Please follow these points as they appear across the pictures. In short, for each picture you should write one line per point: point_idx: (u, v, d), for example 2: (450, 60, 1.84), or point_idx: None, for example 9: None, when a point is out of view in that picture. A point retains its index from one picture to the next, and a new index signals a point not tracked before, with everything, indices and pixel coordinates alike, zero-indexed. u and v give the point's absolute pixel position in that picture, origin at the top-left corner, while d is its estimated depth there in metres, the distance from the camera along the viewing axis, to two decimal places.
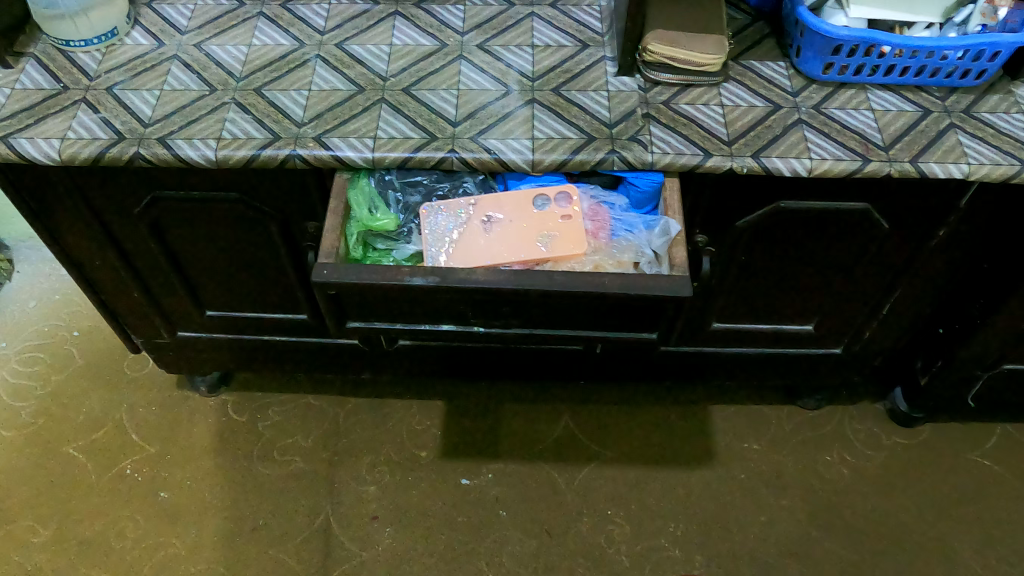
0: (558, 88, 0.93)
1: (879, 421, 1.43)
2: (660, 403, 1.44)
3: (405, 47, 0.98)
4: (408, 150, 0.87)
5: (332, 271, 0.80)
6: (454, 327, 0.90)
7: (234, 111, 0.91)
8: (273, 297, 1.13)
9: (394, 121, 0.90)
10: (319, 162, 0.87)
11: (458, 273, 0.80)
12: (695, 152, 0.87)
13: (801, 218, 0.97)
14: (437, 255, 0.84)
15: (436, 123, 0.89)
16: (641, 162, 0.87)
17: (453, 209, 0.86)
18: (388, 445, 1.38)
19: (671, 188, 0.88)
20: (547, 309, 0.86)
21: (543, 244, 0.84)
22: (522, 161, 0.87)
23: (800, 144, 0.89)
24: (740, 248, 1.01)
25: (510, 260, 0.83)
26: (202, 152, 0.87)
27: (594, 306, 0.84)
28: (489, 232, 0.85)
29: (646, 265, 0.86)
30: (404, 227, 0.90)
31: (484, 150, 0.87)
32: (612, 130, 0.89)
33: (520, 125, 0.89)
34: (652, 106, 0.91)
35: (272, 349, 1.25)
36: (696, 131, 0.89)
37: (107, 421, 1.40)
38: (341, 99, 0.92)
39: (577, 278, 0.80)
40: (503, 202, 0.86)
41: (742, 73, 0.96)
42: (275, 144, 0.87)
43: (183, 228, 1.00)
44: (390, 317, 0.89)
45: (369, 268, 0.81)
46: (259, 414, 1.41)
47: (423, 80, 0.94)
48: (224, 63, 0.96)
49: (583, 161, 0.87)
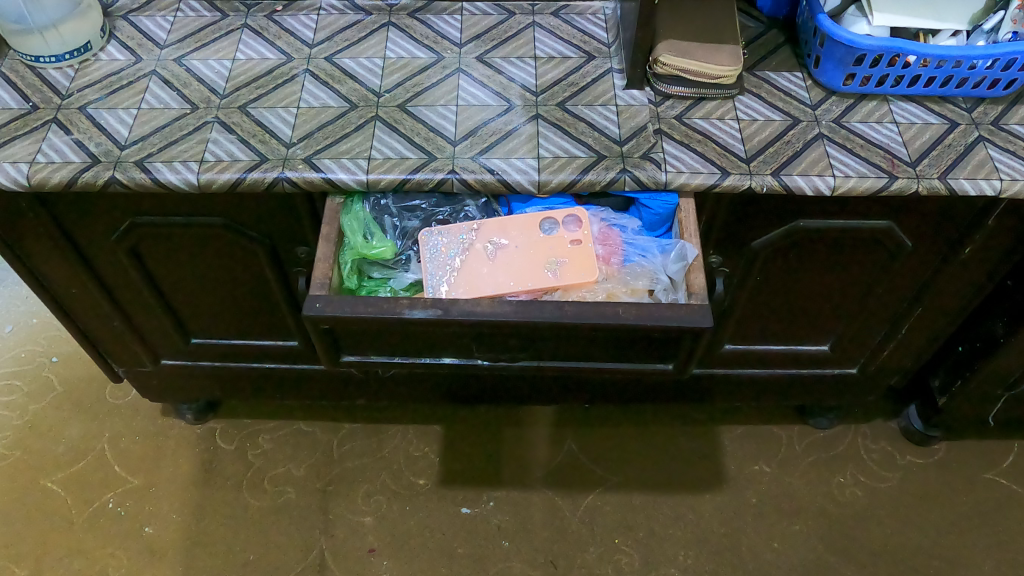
0: (563, 103, 0.88)
1: (893, 440, 1.38)
2: (667, 423, 1.39)
3: (399, 60, 0.92)
4: (405, 171, 0.81)
5: (326, 304, 0.75)
6: (458, 359, 0.84)
7: (217, 131, 0.85)
8: (261, 324, 1.07)
9: (389, 140, 0.84)
10: (310, 185, 0.82)
11: (462, 305, 0.74)
12: (712, 170, 0.82)
13: (821, 238, 0.92)
14: (438, 285, 0.79)
15: (435, 142, 0.84)
16: (654, 182, 0.81)
17: (454, 233, 0.80)
18: (385, 473, 1.32)
19: (686, 209, 0.83)
20: (556, 341, 0.80)
21: (552, 273, 0.78)
22: (528, 182, 0.81)
23: (822, 161, 0.83)
24: (756, 268, 0.96)
25: (516, 289, 0.78)
26: (183, 175, 0.81)
27: (606, 338, 0.78)
28: (493, 259, 0.79)
29: (662, 293, 0.81)
30: (403, 255, 0.84)
31: (486, 170, 0.81)
32: (623, 148, 0.83)
33: (525, 142, 0.84)
34: (664, 121, 0.86)
35: (261, 376, 1.19)
36: (711, 148, 0.84)
37: (88, 452, 1.33)
38: (331, 117, 0.86)
39: (591, 310, 0.74)
40: (509, 227, 0.80)
41: (758, 85, 0.90)
42: (262, 167, 0.81)
43: (164, 254, 0.94)
44: (387, 350, 0.83)
45: (365, 300, 0.75)
46: (248, 443, 1.35)
47: (419, 95, 0.88)
48: (206, 79, 0.90)
49: (592, 181, 0.81)
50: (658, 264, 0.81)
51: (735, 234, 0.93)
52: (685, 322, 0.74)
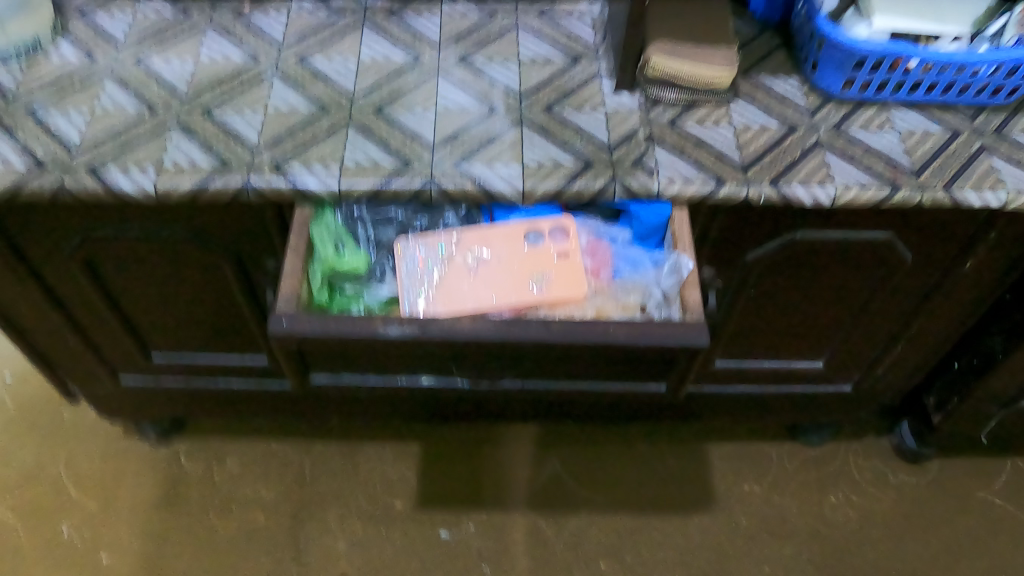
0: (549, 107, 0.83)
1: (886, 458, 1.33)
2: (653, 442, 1.34)
3: (375, 62, 0.87)
4: (381, 178, 0.75)
5: (293, 321, 0.69)
6: (436, 379, 0.79)
7: (177, 135, 0.79)
8: (228, 339, 1.01)
9: (363, 146, 0.78)
10: (278, 194, 0.76)
11: (441, 324, 0.69)
12: (707, 179, 0.77)
13: (818, 251, 0.87)
14: (415, 301, 0.73)
15: (412, 148, 0.78)
16: (646, 191, 0.76)
17: (432, 245, 0.75)
18: (360, 495, 1.26)
19: (680, 220, 0.78)
20: (541, 362, 0.74)
21: (538, 287, 0.73)
22: (513, 191, 0.76)
23: (822, 169, 0.79)
24: (750, 282, 0.92)
25: (500, 306, 0.72)
26: (138, 183, 0.75)
27: (595, 358, 0.73)
28: (475, 273, 0.73)
29: (655, 309, 0.75)
30: (376, 268, 0.78)
31: (468, 178, 0.76)
32: (612, 155, 0.78)
33: (508, 149, 0.78)
34: (655, 127, 0.81)
35: (227, 395, 1.13)
36: (706, 156, 0.79)
37: (44, 475, 1.26)
38: (301, 121, 0.81)
39: (580, 328, 0.70)
40: (491, 238, 0.75)
41: (752, 90, 0.86)
42: (227, 173, 0.76)
43: (122, 267, 0.88)
44: (361, 369, 0.78)
45: (336, 318, 0.69)
46: (215, 464, 1.28)
47: (396, 99, 0.83)
48: (166, 80, 0.84)
49: (580, 190, 0.76)
50: (651, 277, 0.76)
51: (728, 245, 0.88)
52: (681, 341, 0.69)
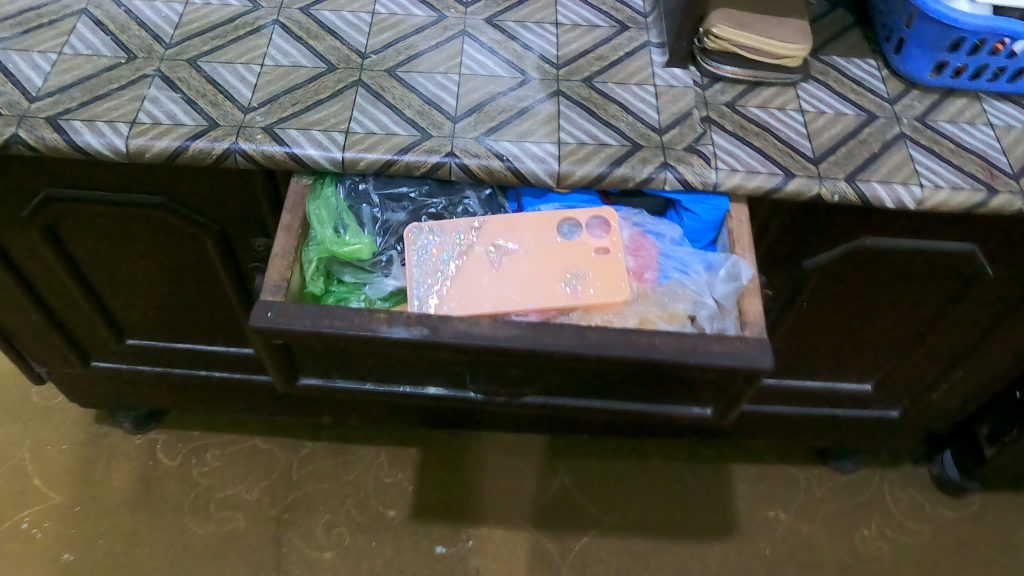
0: (590, 78, 0.71)
1: (922, 489, 1.22)
2: (672, 459, 1.23)
3: (391, 17, 0.75)
4: (391, 150, 0.64)
5: (279, 314, 0.58)
6: (445, 391, 0.67)
7: (157, 88, 0.68)
8: (211, 325, 0.90)
9: (372, 111, 0.67)
10: (270, 161, 0.65)
11: (455, 325, 0.58)
12: (773, 170, 0.66)
13: (887, 262, 0.76)
14: (426, 296, 0.61)
15: (430, 117, 0.67)
16: (701, 182, 0.65)
17: (449, 232, 0.63)
18: (350, 501, 1.15)
19: (739, 218, 0.66)
20: (570, 375, 0.63)
21: (571, 288, 0.62)
22: (547, 174, 0.64)
23: (907, 167, 0.67)
24: (803, 292, 0.81)
25: (525, 307, 0.61)
26: (107, 139, 0.64)
27: (634, 374, 0.62)
28: (497, 267, 0.62)
29: (706, 320, 0.63)
30: (382, 256, 0.65)
31: (493, 154, 0.64)
32: (663, 137, 0.67)
33: (542, 124, 0.67)
34: (713, 108, 0.70)
35: (209, 386, 1.02)
36: (771, 143, 0.68)
37: (5, 461, 1.15)
38: (302, 79, 0.69)
39: (619, 340, 0.59)
40: (518, 228, 0.64)
41: (824, 72, 0.74)
42: (211, 134, 0.65)
43: (91, 238, 0.78)
44: (358, 374, 0.66)
45: (331, 311, 0.59)
46: (195, 458, 1.17)
47: (414, 60, 0.72)
48: (149, 24, 0.73)
49: (625, 176, 0.65)
50: (705, 283, 0.64)
51: (782, 248, 0.77)
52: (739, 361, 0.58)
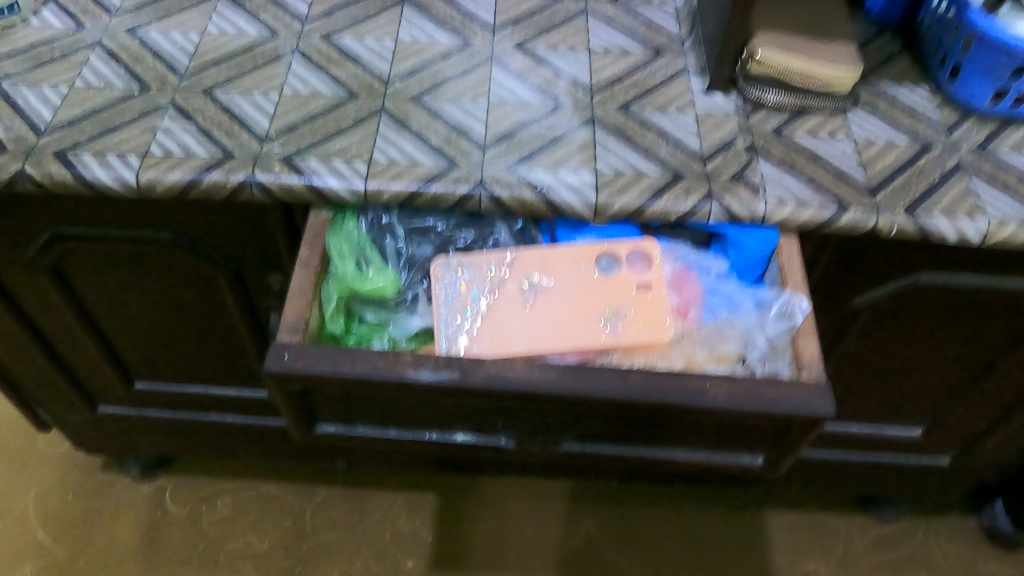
0: (626, 105, 0.67)
1: (972, 541, 1.15)
2: (703, 506, 1.15)
3: (415, 43, 0.72)
4: (418, 180, 0.60)
5: (297, 356, 0.54)
6: (473, 439, 0.62)
7: (170, 119, 0.65)
8: (223, 367, 0.85)
9: (397, 140, 0.63)
10: (289, 194, 0.61)
11: (487, 368, 0.54)
12: (826, 202, 0.61)
13: (945, 299, 0.71)
14: (455, 336, 0.57)
15: (458, 145, 0.63)
16: (749, 214, 0.61)
17: (479, 267, 0.59)
18: (366, 550, 1.08)
19: (790, 252, 0.61)
20: (611, 422, 0.59)
21: (612, 328, 0.57)
22: (583, 205, 0.60)
23: (969, 199, 0.63)
24: (850, 331, 0.76)
25: (562, 348, 0.56)
26: (117, 173, 0.61)
27: (680, 422, 0.57)
28: (530, 305, 0.58)
29: (757, 362, 0.58)
30: (408, 293, 0.60)
31: (526, 184, 0.60)
32: (706, 166, 0.63)
33: (577, 152, 0.63)
34: (758, 135, 0.66)
35: (220, 431, 0.97)
36: (822, 173, 0.63)
37: (8, 512, 1.11)
38: (323, 107, 0.66)
39: (665, 384, 0.54)
40: (553, 262, 0.59)
41: (873, 98, 0.70)
42: (226, 166, 0.61)
43: (100, 278, 0.74)
44: (380, 421, 0.61)
45: (352, 354, 0.54)
46: (204, 507, 1.11)
47: (440, 87, 0.68)
48: (164, 54, 0.70)
49: (666, 208, 0.60)
50: (755, 322, 0.59)
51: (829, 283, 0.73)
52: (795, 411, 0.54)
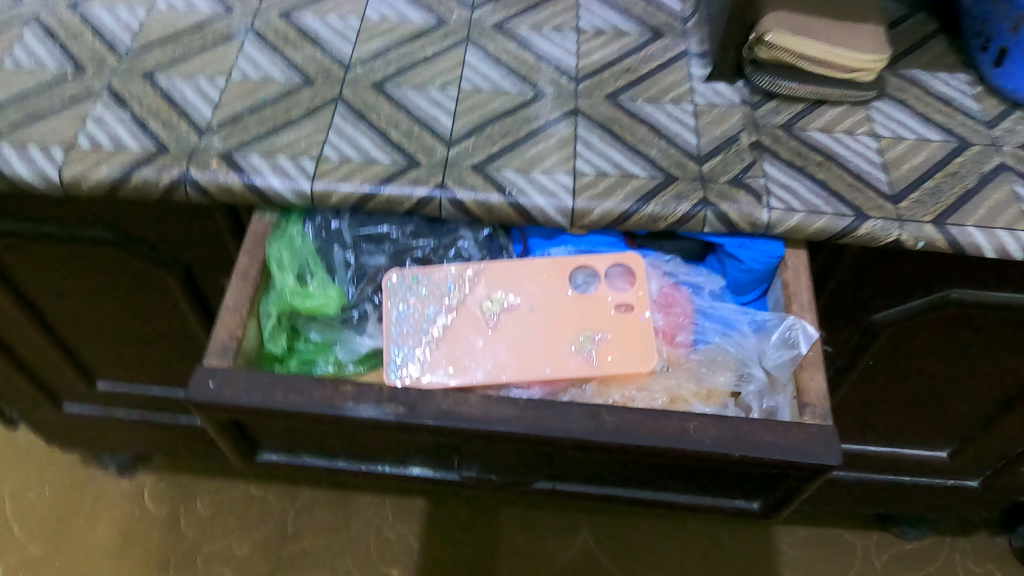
0: (615, 95, 0.59)
1: (1003, 563, 1.05)
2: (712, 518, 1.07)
3: (383, 22, 0.64)
4: (370, 180, 0.53)
5: (223, 384, 0.48)
6: (432, 472, 0.55)
7: (104, 105, 0.58)
8: (186, 368, 0.79)
9: (352, 134, 0.56)
10: (227, 194, 0.54)
11: (437, 402, 0.47)
12: (841, 210, 0.53)
13: (981, 318, 0.62)
14: (406, 363, 0.50)
15: (420, 140, 0.56)
16: (750, 223, 0.52)
17: (437, 282, 0.52)
18: (349, 558, 1.01)
19: (797, 267, 0.53)
20: (585, 463, 0.51)
21: (586, 355, 0.50)
22: (558, 211, 0.52)
23: (1011, 207, 0.54)
24: (870, 349, 0.67)
25: (527, 379, 0.49)
26: (38, 167, 0.54)
27: (662, 466, 0.50)
28: (493, 327, 0.51)
29: (753, 398, 0.51)
30: (354, 310, 0.53)
31: (493, 186, 0.53)
32: (703, 168, 0.55)
33: (554, 149, 0.55)
34: (765, 131, 0.57)
35: (192, 433, 0.91)
36: (837, 176, 0.55)
37: None
38: (273, 95, 0.59)
39: (641, 425, 0.46)
40: (521, 277, 0.52)
41: (902, 88, 0.62)
42: (159, 161, 0.54)
43: (44, 276, 0.68)
44: (326, 451, 0.54)
45: (285, 382, 0.48)
46: (183, 507, 1.06)
47: (406, 72, 0.60)
48: (105, 31, 0.63)
49: (654, 215, 0.53)
50: (753, 348, 0.52)
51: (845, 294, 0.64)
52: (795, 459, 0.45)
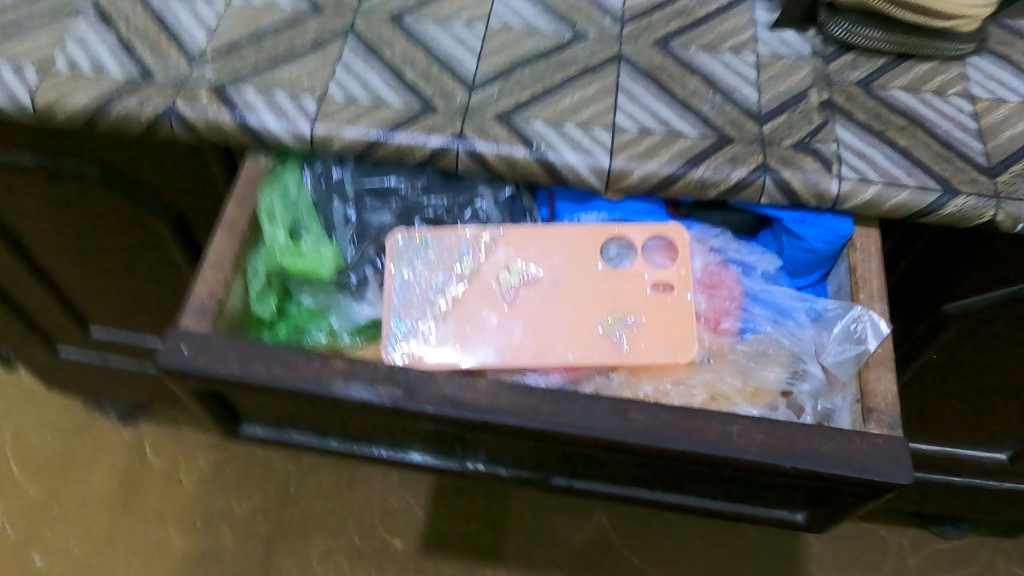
0: (666, 40, 0.51)
1: None
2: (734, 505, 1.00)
3: None
4: (378, 126, 0.46)
5: (198, 350, 0.42)
6: (434, 460, 0.49)
7: (87, 24, 0.51)
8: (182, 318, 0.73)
9: (361, 71, 0.49)
10: (217, 133, 0.48)
11: (439, 386, 0.41)
12: (925, 183, 0.45)
13: None
14: (408, 336, 0.44)
15: (438, 82, 0.49)
16: (815, 195, 0.45)
17: (449, 246, 0.45)
18: (352, 526, 0.96)
19: (867, 248, 0.46)
20: (607, 464, 0.44)
21: (616, 340, 0.43)
22: (592, 171, 0.45)
23: None
24: (934, 342, 0.60)
25: (544, 364, 0.43)
26: (8, 91, 0.48)
27: (696, 472, 0.43)
28: (510, 302, 0.44)
29: (807, 399, 0.44)
30: (352, 275, 0.47)
31: (519, 139, 0.46)
32: (763, 129, 0.47)
33: (592, 100, 0.48)
34: (838, 90, 0.50)
35: None
36: (922, 143, 0.47)
37: None
38: (276, 23, 0.52)
39: (675, 427, 0.40)
40: (545, 246, 0.45)
41: (1001, 45, 0.53)
42: (143, 91, 0.48)
43: (28, 210, 0.62)
44: (318, 429, 0.48)
45: (267, 353, 0.42)
46: (184, 461, 1.01)
47: (428, 4, 0.53)
48: None
49: (704, 181, 0.45)
50: (810, 340, 0.45)
51: (912, 276, 0.57)
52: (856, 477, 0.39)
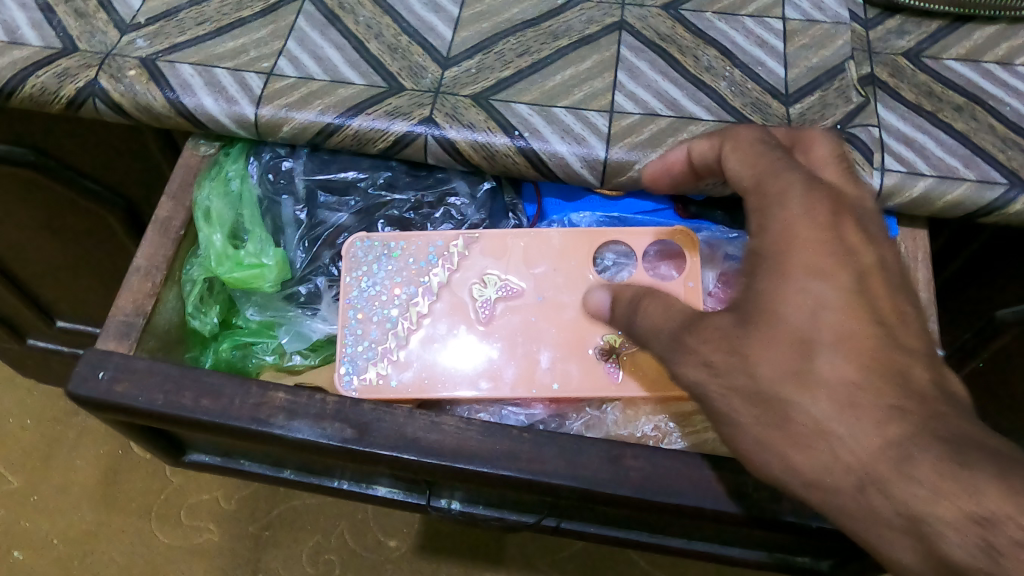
0: (677, 4, 0.44)
1: None
2: None
3: None
4: (334, 108, 0.39)
5: (116, 377, 0.35)
6: (400, 493, 0.43)
7: None
8: None
9: (317, 43, 0.42)
10: (147, 115, 0.40)
11: (394, 426, 0.34)
12: (990, 176, 0.37)
13: None
14: (365, 360, 0.37)
15: (407, 56, 0.41)
16: None
17: (415, 254, 0.39)
18: (345, 523, 0.81)
19: (916, 252, 0.38)
20: (598, 510, 0.38)
21: (610, 368, 0.36)
22: (585, 164, 0.38)
23: None
24: (982, 350, 0.52)
25: (527, 396, 0.36)
26: None
27: (702, 526, 0.36)
28: (485, 322, 0.38)
29: None
30: (300, 287, 0.40)
31: (499, 126, 0.39)
32: (791, 112, 0.40)
33: (586, 78, 0.40)
34: (879, 65, 0.42)
35: None
36: (984, 126, 0.39)
37: None
38: None
39: (680, 476, 0.33)
40: (528, 255, 0.38)
41: None
42: (61, 63, 0.40)
43: None
44: (271, 460, 0.42)
45: (196, 380, 0.35)
46: None
47: None
48: None
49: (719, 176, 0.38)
50: None
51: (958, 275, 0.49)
52: (906, 347, 0.26)
